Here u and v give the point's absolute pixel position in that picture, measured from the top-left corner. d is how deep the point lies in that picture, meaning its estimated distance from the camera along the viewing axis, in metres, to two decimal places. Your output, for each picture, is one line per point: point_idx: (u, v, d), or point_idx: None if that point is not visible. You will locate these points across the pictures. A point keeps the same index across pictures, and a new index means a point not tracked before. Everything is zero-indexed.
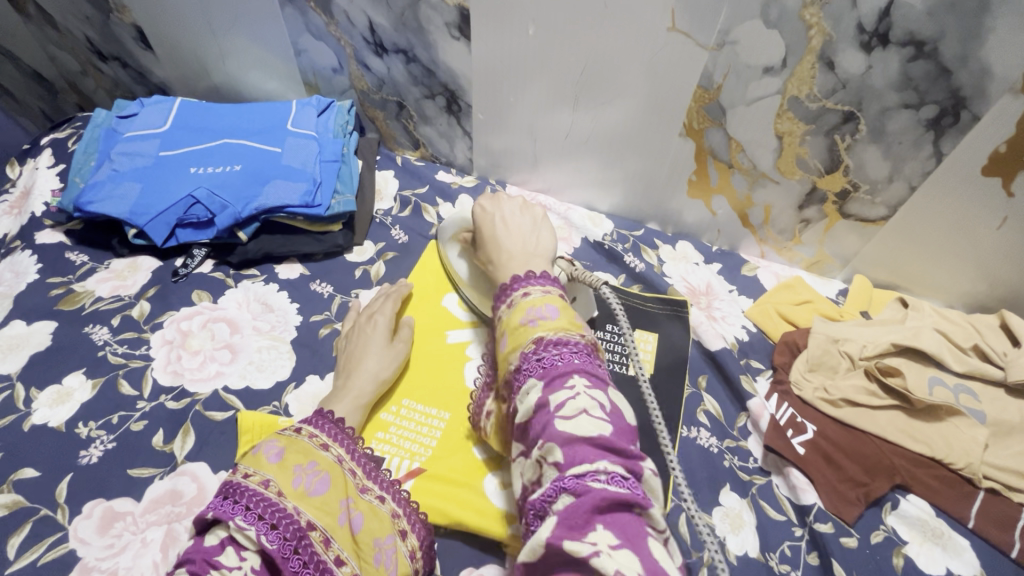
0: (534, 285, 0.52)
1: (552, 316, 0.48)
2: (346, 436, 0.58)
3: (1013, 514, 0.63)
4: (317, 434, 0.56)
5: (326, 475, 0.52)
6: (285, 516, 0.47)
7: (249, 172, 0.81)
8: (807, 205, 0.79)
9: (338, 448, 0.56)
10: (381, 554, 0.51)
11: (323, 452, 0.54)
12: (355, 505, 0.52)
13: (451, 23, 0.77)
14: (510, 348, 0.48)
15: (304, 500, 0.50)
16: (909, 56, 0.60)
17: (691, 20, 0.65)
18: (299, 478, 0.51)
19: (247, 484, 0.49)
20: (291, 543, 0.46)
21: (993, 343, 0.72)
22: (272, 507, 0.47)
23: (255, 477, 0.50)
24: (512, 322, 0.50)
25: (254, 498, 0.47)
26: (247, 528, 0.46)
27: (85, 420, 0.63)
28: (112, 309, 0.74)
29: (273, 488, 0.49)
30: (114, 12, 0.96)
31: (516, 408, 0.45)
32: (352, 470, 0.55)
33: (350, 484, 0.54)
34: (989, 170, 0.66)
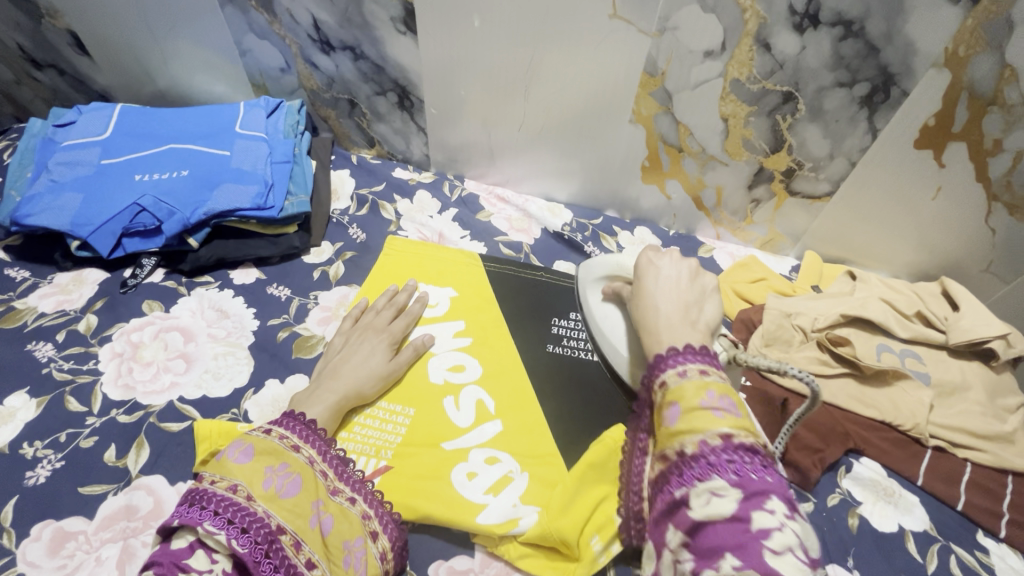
0: (694, 359, 0.41)
1: (734, 410, 0.38)
2: (318, 438, 0.57)
3: (957, 468, 0.66)
4: (287, 435, 0.54)
5: (297, 476, 0.52)
6: (256, 521, 0.46)
7: (197, 176, 0.79)
8: (756, 184, 0.81)
9: (309, 449, 0.55)
10: (350, 557, 0.51)
11: (295, 453, 0.53)
12: (326, 507, 0.52)
13: (396, 17, 0.76)
14: (683, 430, 0.39)
15: (276, 503, 0.49)
16: (839, 36, 0.62)
17: (632, 7, 0.66)
18: (269, 479, 0.50)
19: (215, 491, 0.47)
20: (262, 547, 0.45)
21: (935, 308, 0.76)
22: (240, 511, 0.46)
23: (222, 483, 0.48)
24: (687, 394, 0.39)
25: (222, 503, 0.46)
26: (216, 533, 0.44)
27: (31, 440, 0.60)
28: (56, 324, 0.71)
29: (241, 492, 0.48)
30: (46, 18, 0.93)
31: (676, 494, 0.38)
32: (323, 472, 0.55)
33: (321, 485, 0.53)
34: (921, 143, 0.69)
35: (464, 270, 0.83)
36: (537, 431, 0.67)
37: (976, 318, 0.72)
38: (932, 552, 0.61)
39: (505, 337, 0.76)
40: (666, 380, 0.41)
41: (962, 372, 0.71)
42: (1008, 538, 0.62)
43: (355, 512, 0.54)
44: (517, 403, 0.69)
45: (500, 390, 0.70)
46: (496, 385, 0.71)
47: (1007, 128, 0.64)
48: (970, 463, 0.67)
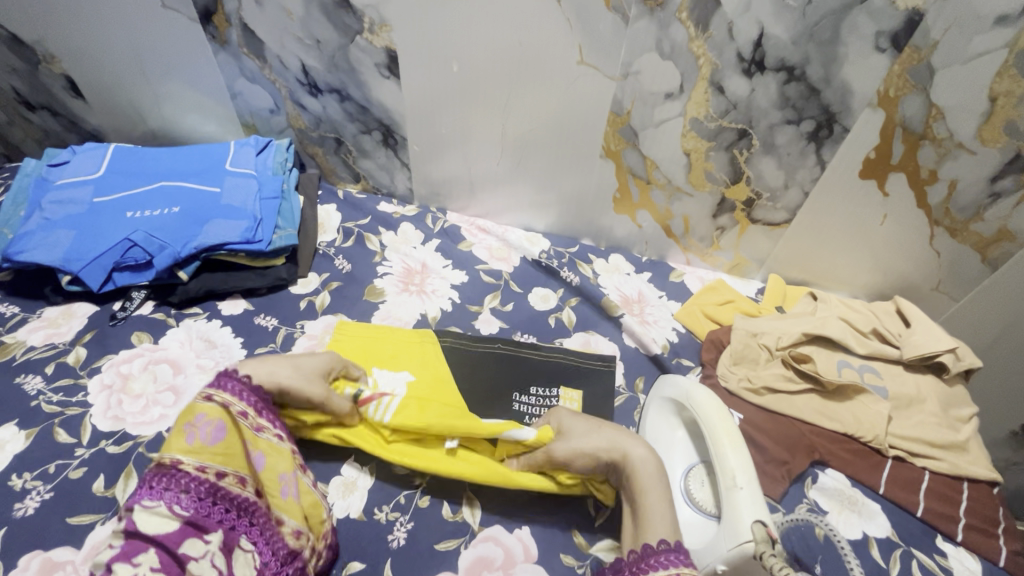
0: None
1: None
2: (236, 384, 0.58)
3: (915, 476, 0.70)
4: (196, 386, 0.56)
5: (217, 421, 0.54)
6: (194, 481, 0.50)
7: (187, 213, 0.82)
8: (719, 213, 0.87)
9: (223, 395, 0.56)
10: (287, 487, 0.57)
11: (208, 402, 0.55)
12: (255, 445, 0.57)
13: (380, 63, 0.81)
14: None
15: (206, 453, 0.52)
16: (784, 80, 0.69)
17: (597, 54, 0.73)
18: (190, 435, 0.53)
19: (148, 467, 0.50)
20: (206, 500, 0.50)
21: (889, 325, 0.81)
22: (174, 477, 0.50)
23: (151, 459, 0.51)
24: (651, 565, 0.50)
25: (152, 478, 0.49)
26: (154, 506, 0.48)
27: (19, 472, 0.61)
28: (45, 357, 0.72)
29: (169, 458, 0.51)
30: (43, 63, 0.97)
31: None
32: (244, 412, 0.57)
33: (243, 427, 0.56)
34: (865, 173, 0.76)
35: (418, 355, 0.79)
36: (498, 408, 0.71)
37: (926, 334, 0.77)
38: (895, 557, 0.64)
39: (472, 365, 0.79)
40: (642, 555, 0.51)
41: (918, 385, 0.76)
42: (965, 541, 0.66)
43: (279, 442, 0.60)
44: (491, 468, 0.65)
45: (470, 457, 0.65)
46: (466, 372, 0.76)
47: (940, 159, 0.70)
48: (928, 472, 0.71)
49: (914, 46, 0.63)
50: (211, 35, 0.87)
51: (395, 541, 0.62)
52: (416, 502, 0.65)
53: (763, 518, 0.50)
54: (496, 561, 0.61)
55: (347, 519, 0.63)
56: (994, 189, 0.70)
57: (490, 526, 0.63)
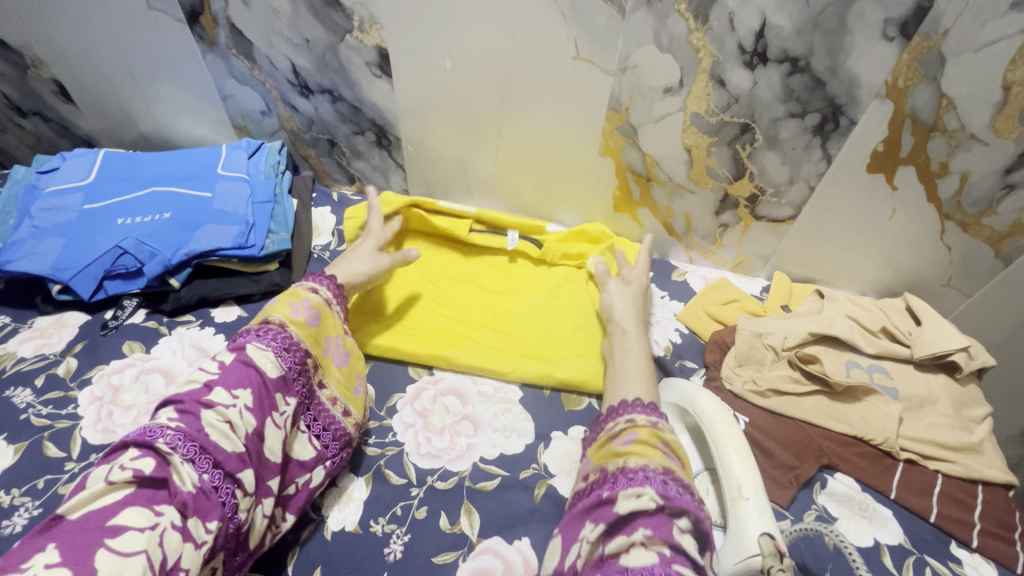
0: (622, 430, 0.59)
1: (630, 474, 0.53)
2: (334, 285, 0.71)
3: (928, 480, 0.68)
4: (309, 283, 0.69)
5: (317, 311, 0.67)
6: (295, 345, 0.62)
7: (178, 219, 0.81)
8: (722, 210, 0.85)
9: (325, 292, 0.70)
10: (358, 385, 0.69)
11: (313, 294, 0.68)
12: (341, 344, 0.69)
13: (371, 62, 0.79)
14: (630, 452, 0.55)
15: (304, 328, 0.64)
16: (787, 72, 0.66)
17: (593, 49, 0.70)
18: (297, 310, 0.64)
19: (256, 327, 0.61)
20: (296, 367, 0.61)
21: (899, 323, 0.79)
22: (280, 336, 0.61)
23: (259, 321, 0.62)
24: (647, 436, 0.56)
25: (264, 331, 0.61)
26: (266, 350, 0.59)
27: (7, 488, 0.60)
28: (35, 369, 0.71)
29: (277, 321, 0.62)
30: (32, 68, 0.95)
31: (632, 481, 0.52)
32: (336, 312, 0.70)
33: (334, 324, 0.69)
34: (873, 167, 0.73)
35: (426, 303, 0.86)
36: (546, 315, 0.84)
37: (938, 332, 0.75)
38: (908, 564, 0.62)
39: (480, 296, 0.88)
40: (635, 417, 0.59)
41: (929, 385, 0.73)
42: (980, 548, 0.64)
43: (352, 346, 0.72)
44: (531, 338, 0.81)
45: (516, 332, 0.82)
46: (488, 307, 0.86)
47: (951, 151, 0.68)
48: (941, 475, 0.68)
49: (923, 35, 0.60)
50: (198, 37, 0.85)
51: (391, 554, 0.60)
52: (412, 514, 0.63)
53: (771, 532, 0.48)
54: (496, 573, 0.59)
55: (342, 532, 0.62)
56: (1008, 181, 0.68)
57: (489, 537, 0.62)
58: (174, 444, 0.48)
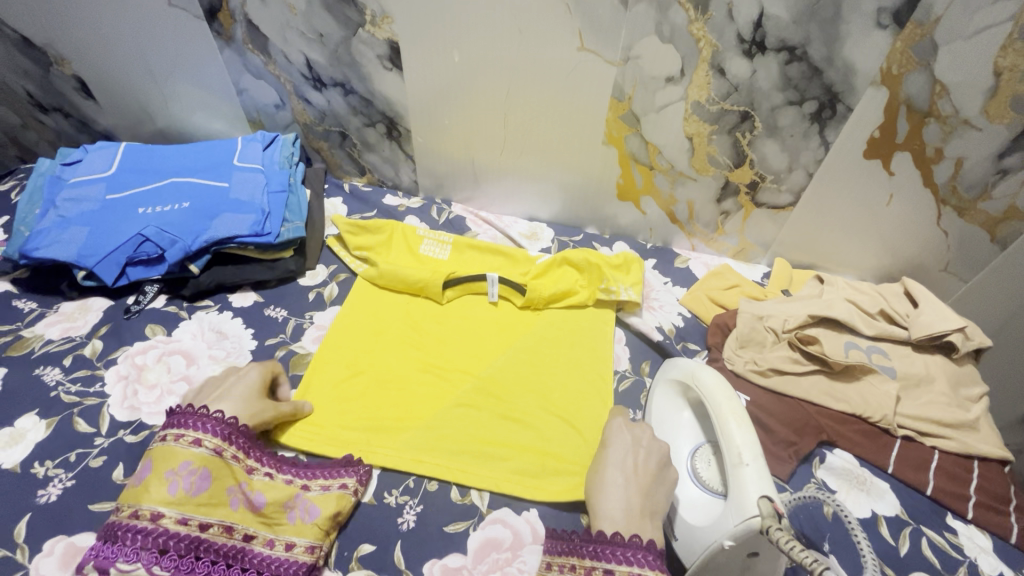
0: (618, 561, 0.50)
1: None
2: (217, 423, 0.59)
3: (925, 455, 0.70)
4: (183, 433, 0.57)
5: (202, 468, 0.56)
6: (172, 537, 0.52)
7: (197, 208, 0.84)
8: (724, 197, 0.87)
9: (209, 438, 0.58)
10: (294, 512, 0.60)
11: (193, 450, 0.56)
12: (249, 487, 0.59)
13: (382, 55, 0.82)
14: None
15: (188, 503, 0.54)
16: (785, 60, 0.68)
17: (596, 40, 0.73)
18: (173, 484, 0.54)
19: (121, 521, 0.52)
20: (187, 554, 0.53)
21: (897, 306, 0.81)
22: (151, 535, 0.52)
23: (126, 511, 0.53)
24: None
25: (131, 536, 0.51)
26: (133, 565, 0.50)
27: (41, 460, 0.63)
28: (63, 350, 0.74)
29: (146, 516, 0.52)
30: (54, 66, 0.99)
31: None
32: (232, 456, 0.59)
33: (235, 469, 0.59)
34: (870, 153, 0.75)
35: (394, 354, 0.79)
36: (528, 363, 0.79)
37: (934, 313, 0.77)
38: (905, 535, 0.64)
39: (458, 343, 0.82)
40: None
41: (926, 365, 0.76)
42: (976, 519, 0.66)
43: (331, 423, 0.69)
44: (506, 394, 0.76)
45: (495, 386, 0.77)
46: (465, 352, 0.81)
47: (945, 137, 0.70)
48: (937, 451, 0.70)
49: (916, 23, 0.62)
50: (216, 33, 0.88)
51: (405, 523, 0.63)
52: (424, 486, 0.66)
53: (770, 495, 0.50)
54: (504, 542, 0.61)
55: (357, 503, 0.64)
56: (1001, 166, 0.70)
57: (499, 507, 0.64)
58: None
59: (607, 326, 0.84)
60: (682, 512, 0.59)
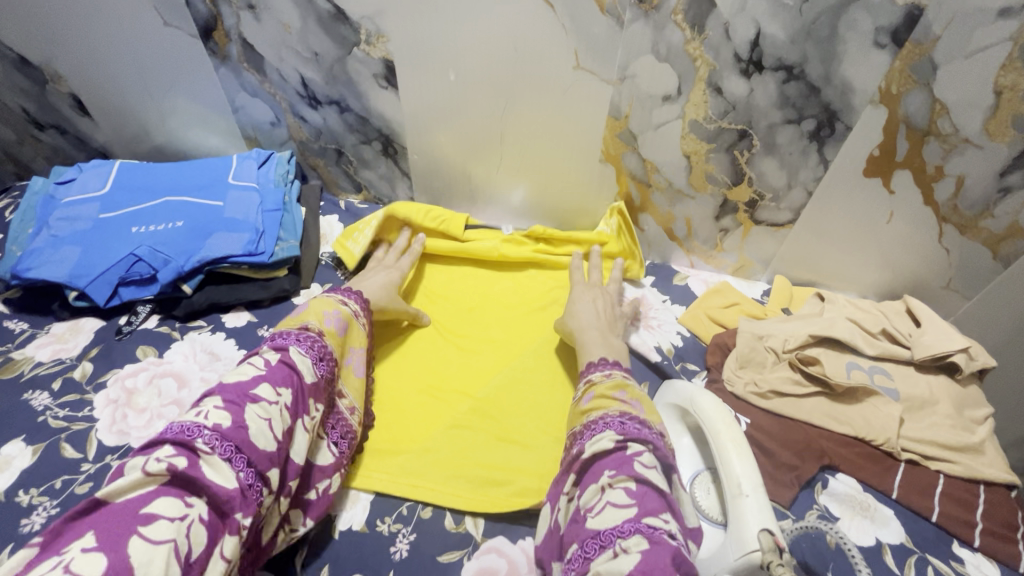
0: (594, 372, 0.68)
1: (591, 400, 0.64)
2: (359, 297, 0.75)
3: (930, 481, 0.68)
4: (339, 294, 0.73)
5: (346, 320, 0.70)
6: (326, 351, 0.64)
7: (190, 227, 0.83)
8: (722, 215, 0.86)
9: (353, 304, 0.73)
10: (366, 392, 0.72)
11: (343, 306, 0.71)
12: (363, 354, 0.72)
13: (378, 74, 0.82)
14: (593, 405, 0.63)
15: (336, 338, 0.67)
16: (783, 79, 0.68)
17: (593, 59, 0.72)
18: (328, 320, 0.67)
19: (290, 330, 0.63)
20: (326, 374, 0.63)
21: (899, 325, 0.79)
22: (315, 341, 0.63)
23: (294, 325, 0.64)
24: (605, 387, 0.64)
25: (303, 337, 0.62)
26: (303, 355, 0.60)
27: (26, 488, 0.62)
28: (52, 373, 0.73)
29: (313, 329, 0.64)
30: (50, 83, 0.99)
31: (592, 443, 0.58)
32: (363, 322, 0.73)
33: (359, 331, 0.73)
34: (869, 172, 0.74)
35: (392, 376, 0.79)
36: (526, 384, 0.78)
37: (937, 334, 0.75)
38: (910, 564, 0.63)
39: (454, 364, 0.81)
40: (593, 377, 0.67)
41: (930, 386, 0.74)
42: (983, 547, 0.64)
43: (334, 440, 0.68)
44: (506, 414, 0.74)
45: (494, 406, 0.75)
46: (462, 372, 0.80)
47: (946, 155, 0.69)
48: (942, 475, 0.69)
49: (914, 42, 0.62)
50: (211, 51, 0.88)
51: (397, 553, 0.61)
52: (418, 513, 0.65)
53: (770, 528, 0.49)
54: (500, 572, 0.60)
55: (348, 531, 0.63)
56: (1003, 184, 0.69)
57: (493, 536, 0.63)
58: (210, 445, 0.47)
59: None
60: None
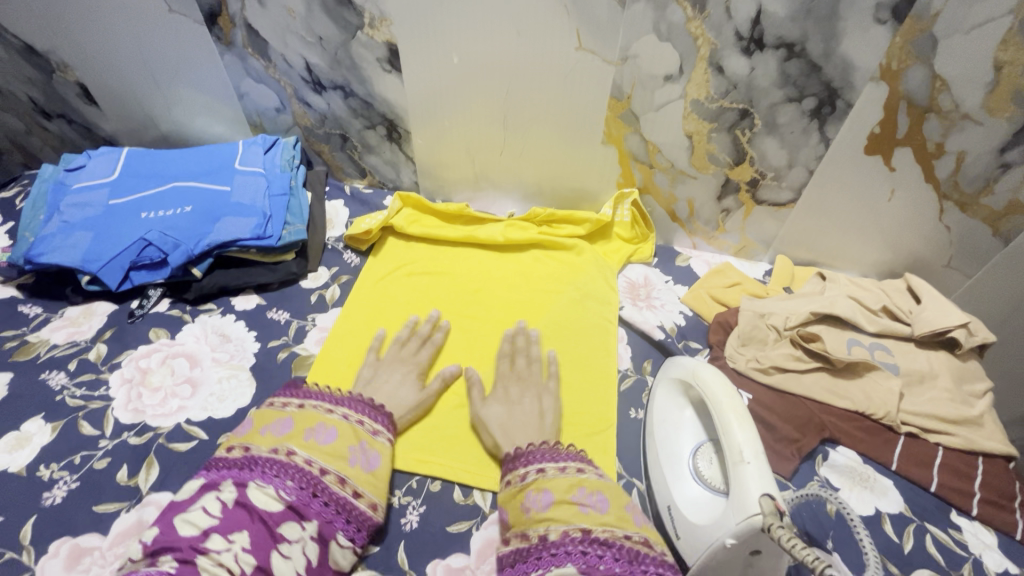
0: (546, 461, 0.57)
1: (546, 503, 0.52)
2: (347, 399, 0.63)
3: (930, 453, 0.69)
4: (320, 403, 0.61)
5: (334, 429, 0.58)
6: (299, 471, 0.53)
7: (199, 212, 0.84)
8: (724, 195, 0.87)
9: (342, 408, 0.61)
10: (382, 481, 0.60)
11: (329, 414, 0.60)
12: (370, 446, 0.60)
13: (381, 58, 0.82)
14: (550, 515, 0.50)
15: (318, 451, 0.56)
16: (784, 57, 0.68)
17: (594, 40, 0.73)
18: (308, 435, 0.57)
19: (261, 454, 0.54)
20: (308, 490, 0.53)
21: (899, 303, 0.80)
22: (284, 467, 0.53)
23: (264, 447, 0.55)
24: (560, 487, 0.53)
25: (267, 464, 0.53)
26: (266, 486, 0.51)
27: (47, 463, 0.63)
28: (68, 354, 0.75)
29: (283, 451, 0.55)
30: (56, 72, 1.00)
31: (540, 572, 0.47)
32: (359, 421, 0.61)
33: (360, 430, 0.60)
34: (870, 150, 0.75)
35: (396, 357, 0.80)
36: (534, 362, 0.79)
37: (937, 310, 0.76)
38: (908, 532, 0.64)
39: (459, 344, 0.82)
40: (544, 469, 0.56)
41: (930, 361, 0.75)
42: (980, 516, 0.65)
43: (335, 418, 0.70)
44: None
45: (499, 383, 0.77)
46: (468, 351, 0.81)
47: (946, 131, 0.70)
48: (942, 447, 0.70)
49: (915, 17, 0.62)
50: (216, 37, 0.89)
51: (408, 524, 0.63)
52: (427, 487, 0.66)
53: (771, 493, 0.50)
54: None
55: None
56: (1004, 160, 0.69)
57: (501, 508, 0.65)
58: None
59: (611, 310, 0.86)
60: (682, 510, 0.58)
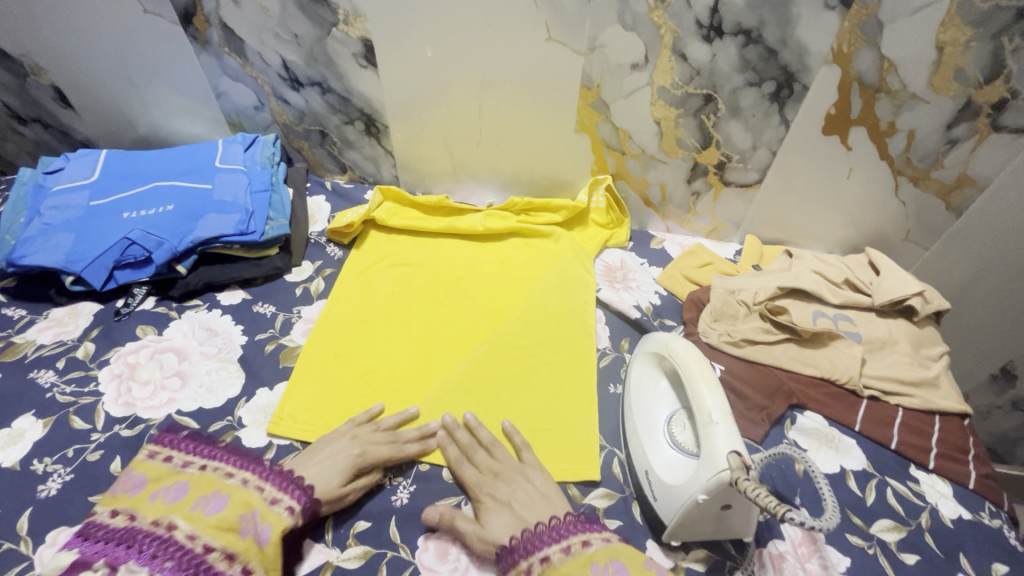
0: (549, 545, 0.55)
1: None
2: (247, 459, 0.61)
3: (890, 413, 0.74)
4: (220, 467, 0.60)
5: (226, 496, 0.56)
6: (178, 549, 0.50)
7: (181, 210, 0.86)
8: (694, 178, 0.90)
9: (245, 472, 0.60)
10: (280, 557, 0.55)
11: (229, 479, 0.58)
12: (263, 517, 0.56)
13: (357, 53, 0.84)
14: None
15: (201, 522, 0.53)
16: (742, 43, 0.72)
17: (562, 31, 0.76)
18: (196, 504, 0.54)
19: (142, 528, 0.52)
20: (188, 570, 0.49)
21: (860, 275, 0.84)
22: (163, 543, 0.50)
23: (148, 520, 0.52)
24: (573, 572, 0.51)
25: (148, 542, 0.50)
26: (140, 570, 0.48)
27: (40, 457, 0.65)
28: (56, 353, 0.76)
29: (164, 525, 0.52)
30: (30, 76, 0.99)
31: None
32: (258, 486, 0.59)
33: (256, 497, 0.57)
34: (828, 130, 0.79)
35: (380, 346, 0.81)
36: (516, 345, 0.82)
37: (895, 280, 0.81)
38: (871, 486, 0.68)
39: (440, 331, 0.84)
40: (551, 556, 0.54)
41: (890, 329, 0.79)
42: (937, 468, 0.70)
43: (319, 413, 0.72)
44: (494, 373, 0.79)
45: (482, 368, 0.79)
46: (451, 338, 0.83)
47: (896, 110, 0.74)
48: (901, 408, 0.74)
49: (861, 3, 0.66)
50: (192, 37, 0.90)
51: (398, 500, 0.66)
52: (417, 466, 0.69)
53: (738, 450, 0.54)
54: None
55: None
56: (951, 136, 0.74)
57: None
58: None
59: (589, 292, 0.89)
60: (659, 473, 0.62)
